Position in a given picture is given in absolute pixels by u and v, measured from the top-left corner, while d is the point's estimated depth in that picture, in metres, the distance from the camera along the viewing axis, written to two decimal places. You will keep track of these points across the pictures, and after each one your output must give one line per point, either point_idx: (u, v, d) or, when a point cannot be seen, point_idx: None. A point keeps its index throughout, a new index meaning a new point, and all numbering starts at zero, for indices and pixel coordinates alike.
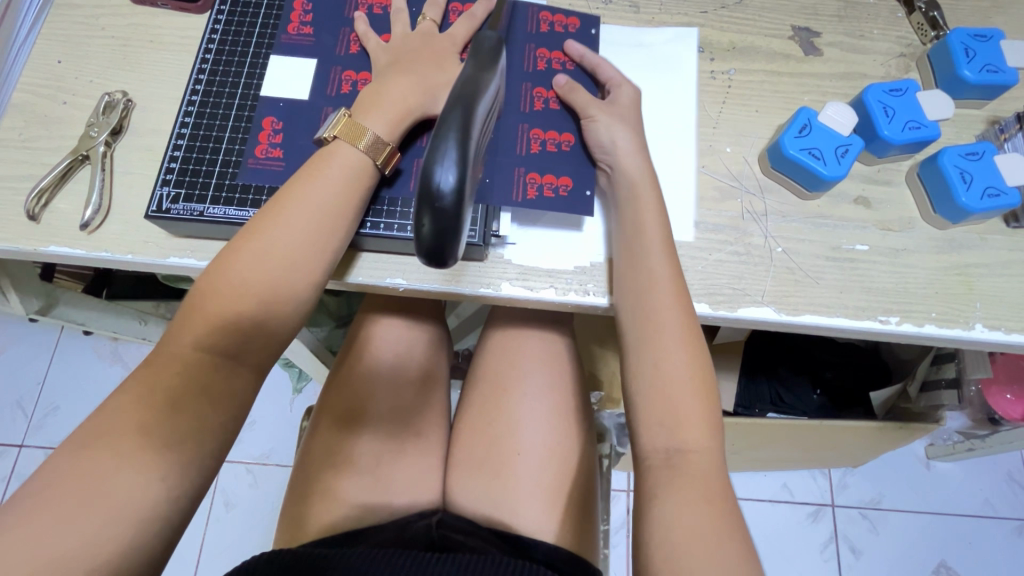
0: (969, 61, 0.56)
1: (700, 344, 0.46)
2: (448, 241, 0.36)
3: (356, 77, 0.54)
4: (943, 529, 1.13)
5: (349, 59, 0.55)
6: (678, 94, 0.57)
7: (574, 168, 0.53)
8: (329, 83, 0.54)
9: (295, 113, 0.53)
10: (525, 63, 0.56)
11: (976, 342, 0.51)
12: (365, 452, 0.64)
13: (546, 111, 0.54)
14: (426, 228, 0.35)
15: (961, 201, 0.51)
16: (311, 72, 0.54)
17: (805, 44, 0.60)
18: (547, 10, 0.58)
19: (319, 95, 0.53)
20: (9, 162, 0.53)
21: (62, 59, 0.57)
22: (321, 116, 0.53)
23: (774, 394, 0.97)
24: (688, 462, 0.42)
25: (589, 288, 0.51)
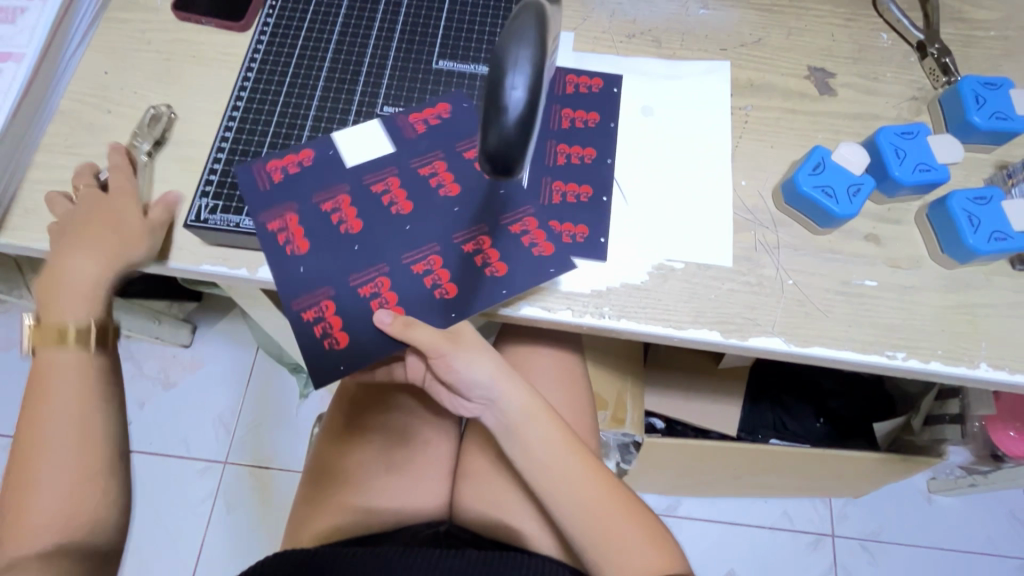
0: (979, 108, 0.58)
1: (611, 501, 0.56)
2: (513, 158, 0.37)
3: (430, 181, 0.54)
4: (942, 564, 1.12)
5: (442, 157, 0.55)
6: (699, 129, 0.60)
7: (590, 216, 0.55)
8: (400, 162, 0.54)
9: (342, 163, 0.54)
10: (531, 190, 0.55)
11: (981, 380, 0.53)
12: (371, 469, 0.66)
13: (494, 229, 0.53)
14: (493, 137, 0.36)
15: (969, 243, 0.53)
16: (397, 139, 0.55)
17: (820, 83, 0.62)
18: (575, 73, 0.61)
19: (379, 166, 0.54)
20: (53, 166, 0.56)
21: (107, 70, 0.60)
22: (366, 184, 0.53)
23: (778, 421, 0.98)
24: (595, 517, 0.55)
25: (604, 310, 0.53)
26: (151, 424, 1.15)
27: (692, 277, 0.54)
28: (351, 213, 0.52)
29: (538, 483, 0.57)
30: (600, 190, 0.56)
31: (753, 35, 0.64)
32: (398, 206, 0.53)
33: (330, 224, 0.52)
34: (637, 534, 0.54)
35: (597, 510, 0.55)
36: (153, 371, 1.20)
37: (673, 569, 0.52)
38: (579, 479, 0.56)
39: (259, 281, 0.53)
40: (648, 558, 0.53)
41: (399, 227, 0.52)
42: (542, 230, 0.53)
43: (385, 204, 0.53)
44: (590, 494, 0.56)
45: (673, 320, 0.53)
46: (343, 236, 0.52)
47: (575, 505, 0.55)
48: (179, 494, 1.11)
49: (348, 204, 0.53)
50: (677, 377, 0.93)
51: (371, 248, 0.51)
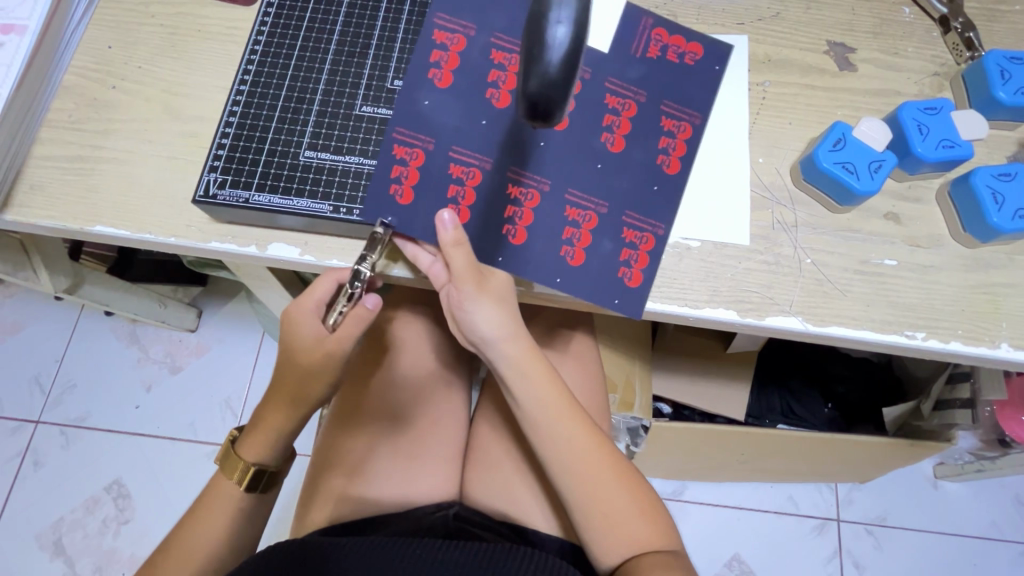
0: (1004, 83, 0.56)
1: (617, 475, 0.55)
2: (555, 102, 0.34)
3: (507, 176, 0.52)
4: (948, 549, 1.13)
5: (526, 156, 0.52)
6: (695, 125, 0.54)
7: (621, 199, 0.53)
8: (481, 141, 0.52)
9: (430, 122, 0.52)
10: (599, 207, 0.52)
11: (1000, 361, 0.52)
12: (381, 457, 0.66)
13: (539, 231, 0.52)
14: (535, 78, 0.34)
15: (992, 221, 0.52)
16: (490, 112, 0.52)
17: (840, 59, 0.61)
18: (661, 29, 0.55)
19: (460, 138, 0.52)
20: (58, 142, 0.55)
21: (111, 44, 0.58)
22: (445, 151, 0.52)
23: (786, 406, 0.97)
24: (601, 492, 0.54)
25: (613, 297, 0.51)
26: (159, 408, 1.16)
27: (708, 255, 0.53)
28: (414, 178, 0.51)
29: (540, 445, 0.57)
30: (651, 175, 0.53)
31: (771, 9, 0.62)
32: (459, 189, 0.51)
33: (388, 178, 0.51)
34: (630, 505, 0.54)
35: (600, 483, 0.55)
36: (160, 355, 1.20)
37: (658, 543, 0.53)
38: (580, 445, 0.56)
39: (268, 258, 0.53)
40: (640, 535, 0.53)
41: (451, 205, 0.51)
42: (587, 249, 0.52)
43: (450, 177, 0.51)
44: (589, 463, 0.55)
45: (689, 299, 0.52)
46: (393, 196, 0.51)
47: (573, 473, 0.55)
48: (186, 476, 1.11)
49: (418, 166, 0.51)
50: (686, 361, 0.92)
51: (413, 209, 0.51)
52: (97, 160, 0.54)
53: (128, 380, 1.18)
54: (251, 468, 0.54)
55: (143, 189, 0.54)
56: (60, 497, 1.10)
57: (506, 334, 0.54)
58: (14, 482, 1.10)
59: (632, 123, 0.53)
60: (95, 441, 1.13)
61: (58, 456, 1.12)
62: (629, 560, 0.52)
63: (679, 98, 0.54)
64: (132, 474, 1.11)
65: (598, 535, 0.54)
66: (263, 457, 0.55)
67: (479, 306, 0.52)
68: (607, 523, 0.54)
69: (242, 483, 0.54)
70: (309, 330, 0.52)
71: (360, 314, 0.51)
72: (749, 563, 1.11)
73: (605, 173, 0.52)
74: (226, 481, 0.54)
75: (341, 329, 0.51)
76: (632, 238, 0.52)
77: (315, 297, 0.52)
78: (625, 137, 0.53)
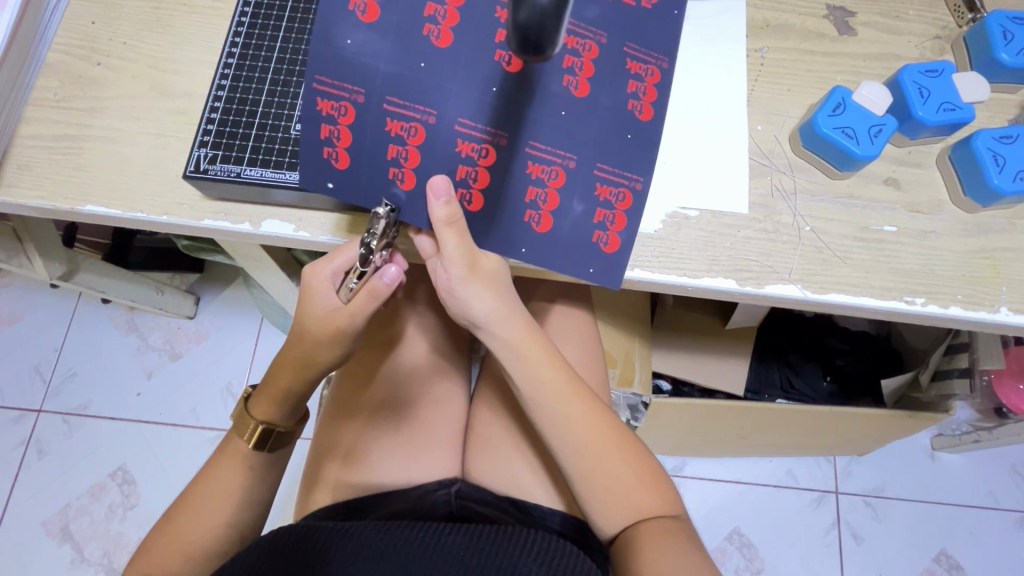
0: (1006, 44, 0.55)
1: (618, 450, 0.55)
2: (547, 31, 0.33)
3: (454, 129, 0.48)
4: (945, 518, 1.14)
5: (474, 104, 0.48)
6: (663, 69, 0.52)
7: (594, 152, 0.51)
8: (422, 88, 0.48)
9: (357, 68, 0.47)
10: (566, 160, 0.50)
11: (999, 325, 0.52)
12: (379, 438, 0.66)
13: (496, 192, 0.49)
14: (524, 9, 0.33)
15: (993, 183, 0.51)
16: (428, 54, 0.48)
17: (839, 23, 0.59)
18: None
19: (393, 87, 0.48)
20: (45, 121, 0.54)
21: (94, 19, 0.57)
22: (379, 104, 0.48)
23: (786, 380, 0.97)
24: (600, 467, 0.54)
25: (591, 266, 0.51)
26: (160, 394, 1.16)
27: (706, 224, 0.53)
28: (347, 138, 0.48)
29: (540, 422, 0.56)
30: (623, 125, 0.51)
31: None
32: (401, 150, 0.48)
33: (319, 138, 0.48)
34: (632, 476, 0.54)
35: (599, 459, 0.54)
36: (159, 343, 1.19)
37: (660, 510, 0.53)
38: (581, 422, 0.55)
39: (262, 235, 0.53)
40: (641, 504, 0.53)
41: (394, 168, 0.48)
42: (554, 212, 0.50)
43: (389, 135, 0.48)
44: (590, 438, 0.55)
45: (687, 269, 0.52)
46: (328, 160, 0.48)
47: (574, 449, 0.55)
48: (190, 460, 1.12)
49: (349, 123, 0.47)
50: (686, 337, 0.92)
51: (352, 173, 0.48)
52: (86, 139, 0.54)
53: (128, 367, 1.18)
54: (260, 426, 0.55)
55: (132, 167, 0.53)
56: (65, 485, 1.10)
57: (501, 317, 0.54)
58: (18, 470, 1.11)
59: (595, 65, 0.51)
60: (98, 428, 1.13)
61: (61, 444, 1.12)
62: (627, 531, 0.52)
63: (641, 39, 0.52)
64: (136, 460, 1.12)
65: (600, 509, 0.54)
66: (272, 416, 0.56)
67: (471, 289, 0.51)
68: (607, 496, 0.53)
69: (251, 442, 0.55)
70: (326, 300, 0.51)
71: (376, 288, 0.50)
72: (749, 536, 1.13)
73: (570, 121, 0.50)
74: (237, 438, 0.55)
75: (356, 301, 0.51)
76: (606, 196, 0.51)
77: (332, 265, 0.51)
78: (589, 80, 0.50)
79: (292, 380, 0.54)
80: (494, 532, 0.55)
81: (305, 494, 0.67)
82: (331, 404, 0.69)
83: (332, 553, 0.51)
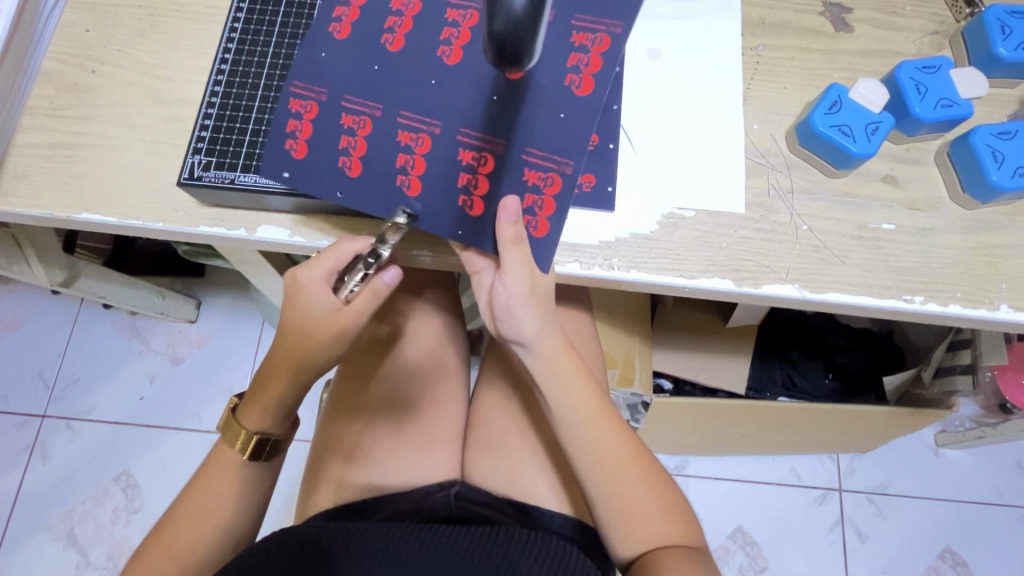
0: (1005, 39, 0.55)
1: (632, 457, 0.55)
2: (523, 44, 0.33)
3: (396, 121, 0.50)
4: (950, 515, 1.13)
5: (415, 97, 0.50)
6: (615, 36, 0.49)
7: (536, 133, 0.49)
8: (376, 87, 0.50)
9: (325, 73, 0.51)
10: (494, 146, 0.49)
11: (1000, 322, 0.52)
12: (379, 442, 0.66)
13: (432, 178, 0.49)
14: (500, 22, 0.33)
15: (992, 180, 0.51)
16: (383, 57, 0.51)
17: (836, 20, 0.59)
18: None
19: (351, 87, 0.51)
20: (40, 130, 0.54)
21: (88, 27, 0.57)
22: (338, 102, 0.51)
23: (787, 378, 0.97)
24: (614, 475, 0.54)
25: (555, 256, 0.52)
26: (162, 398, 1.17)
27: (703, 225, 0.53)
28: (308, 132, 0.50)
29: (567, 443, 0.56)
30: (561, 105, 0.49)
31: None
32: (351, 141, 0.50)
33: (284, 133, 0.50)
34: (653, 500, 0.54)
35: (612, 465, 0.54)
36: (161, 347, 1.20)
37: (680, 533, 0.53)
38: (607, 444, 0.55)
39: (258, 241, 0.53)
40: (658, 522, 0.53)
41: (343, 158, 0.50)
42: (485, 196, 0.49)
43: (342, 128, 0.50)
44: (606, 445, 0.55)
45: (683, 270, 0.52)
46: (288, 151, 0.50)
47: (600, 472, 0.54)
48: (192, 464, 1.12)
49: (313, 118, 0.50)
50: (686, 336, 0.92)
51: (306, 163, 0.50)
52: (80, 147, 0.54)
53: (130, 372, 1.18)
54: (254, 437, 0.55)
55: (127, 175, 0.53)
56: (69, 490, 1.11)
57: (519, 325, 0.53)
58: (23, 475, 1.11)
59: (602, 57, 0.49)
60: (101, 433, 1.14)
61: (65, 450, 1.13)
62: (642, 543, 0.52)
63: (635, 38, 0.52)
64: (139, 464, 1.12)
65: (614, 518, 0.54)
66: (264, 426, 0.56)
67: (524, 308, 0.51)
68: (616, 504, 0.54)
69: (246, 452, 0.55)
70: (321, 300, 0.50)
71: (378, 289, 0.51)
72: (752, 534, 1.12)
73: (501, 104, 0.49)
74: (228, 448, 0.55)
75: (358, 303, 0.51)
76: (535, 180, 0.49)
77: (327, 264, 0.50)
78: (593, 76, 0.49)
79: (292, 384, 0.54)
80: (494, 533, 0.54)
81: (307, 498, 0.67)
82: (332, 408, 0.69)
83: (332, 554, 0.51)
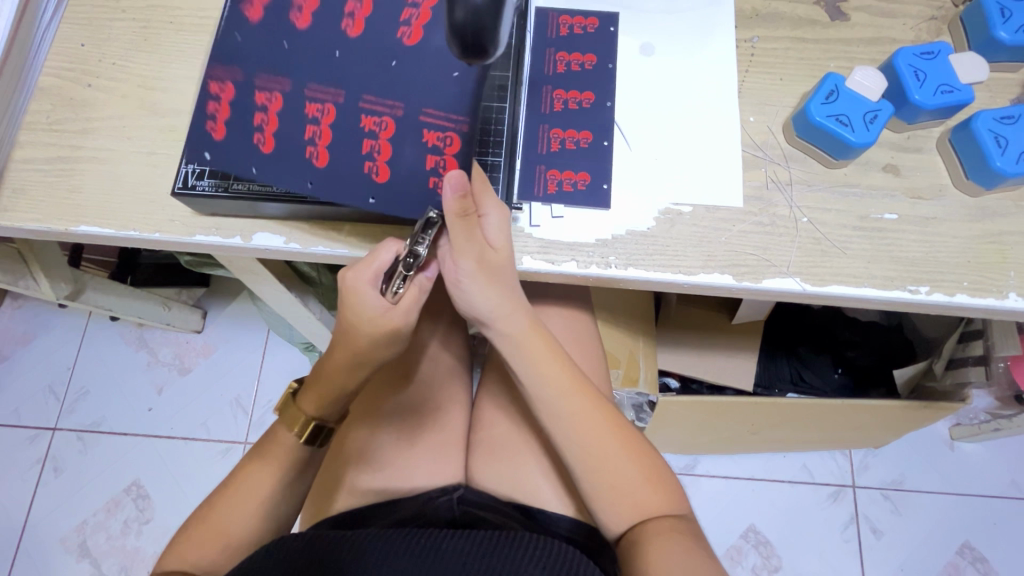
0: (1005, 22, 0.54)
1: (622, 438, 0.54)
2: (482, 35, 0.36)
3: (304, 94, 0.49)
4: (967, 510, 1.11)
5: (323, 71, 0.49)
6: None
7: (437, 93, 0.48)
8: (288, 65, 0.49)
9: (238, 55, 0.50)
10: (395, 110, 0.48)
11: (1009, 311, 0.50)
12: (380, 449, 0.66)
13: (339, 149, 0.48)
14: (460, 12, 0.36)
15: (995, 166, 0.50)
16: (291, 35, 0.49)
17: (831, 9, 0.58)
18: (566, 14, 0.57)
19: (264, 65, 0.50)
20: (38, 146, 0.54)
21: (84, 42, 0.58)
22: (251, 80, 0.50)
23: (795, 374, 0.96)
24: (602, 461, 0.53)
25: (554, 256, 0.52)
26: (171, 409, 1.17)
27: (700, 220, 0.52)
28: (226, 112, 0.50)
29: (550, 431, 0.55)
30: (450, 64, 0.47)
31: None
32: (263, 116, 0.49)
33: (205, 113, 0.50)
34: (637, 477, 0.53)
35: (598, 450, 0.53)
36: (168, 357, 1.21)
37: (666, 508, 0.52)
38: (588, 425, 0.54)
39: (254, 249, 0.53)
40: (649, 501, 0.52)
41: (256, 133, 0.49)
42: (390, 161, 0.48)
43: (254, 105, 0.49)
44: (593, 432, 0.54)
45: (682, 266, 0.51)
46: (207, 132, 0.49)
47: (582, 451, 0.54)
48: (201, 473, 1.13)
49: (228, 98, 0.50)
50: (690, 333, 0.91)
51: (225, 142, 0.49)
52: (78, 160, 0.54)
53: (138, 384, 1.19)
54: (311, 421, 0.55)
55: (124, 187, 0.53)
56: (81, 502, 1.12)
57: (505, 311, 0.53)
58: (35, 489, 1.12)
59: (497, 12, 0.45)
60: (110, 444, 1.15)
61: (76, 462, 1.14)
62: (633, 528, 0.51)
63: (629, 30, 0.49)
64: (148, 475, 1.13)
65: (606, 499, 0.52)
66: (321, 413, 0.56)
67: (478, 284, 0.51)
68: (602, 487, 0.53)
69: (302, 436, 0.55)
70: (371, 301, 0.50)
71: (422, 284, 0.52)
72: (765, 533, 1.11)
73: (401, 70, 0.48)
74: (284, 432, 0.56)
75: (404, 301, 0.51)
76: (435, 141, 0.48)
77: (372, 267, 0.49)
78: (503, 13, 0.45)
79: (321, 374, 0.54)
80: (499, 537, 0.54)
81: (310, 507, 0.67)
82: None
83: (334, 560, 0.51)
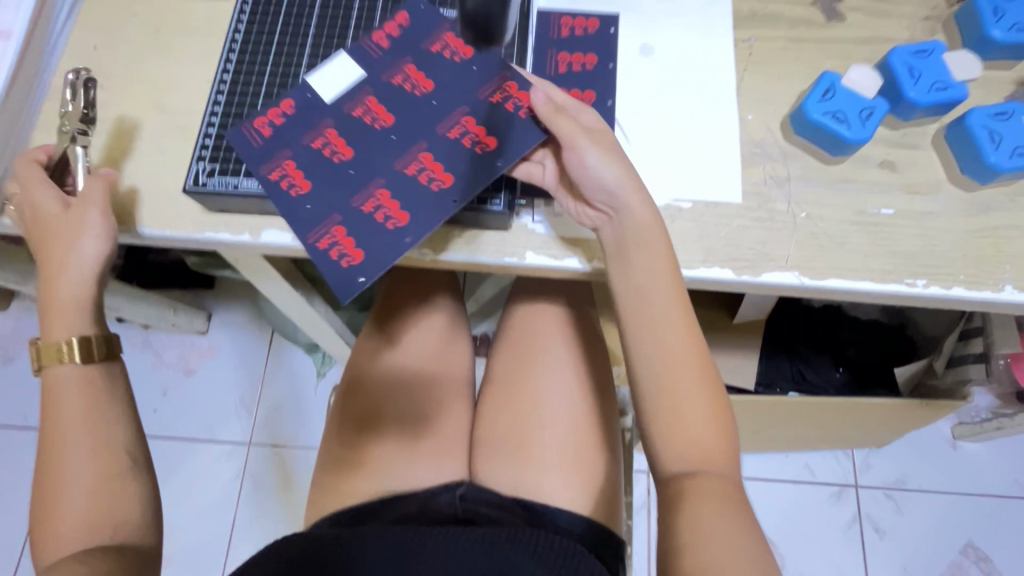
0: (997, 21, 0.55)
1: (697, 359, 0.48)
2: (493, 22, 0.37)
3: (363, 195, 0.51)
4: (970, 508, 1.11)
5: (362, 177, 0.51)
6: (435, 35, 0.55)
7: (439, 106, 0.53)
8: (334, 190, 0.51)
9: (292, 204, 0.51)
10: (422, 146, 0.52)
11: (1005, 304, 0.51)
12: (384, 447, 0.67)
13: (414, 206, 0.50)
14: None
15: (989, 161, 0.51)
16: (320, 175, 0.51)
17: (827, 9, 0.59)
18: (568, 15, 0.58)
19: (315, 197, 0.51)
20: (50, 146, 0.56)
21: (96, 45, 0.59)
22: (318, 218, 0.50)
23: (796, 372, 0.96)
24: (675, 382, 0.47)
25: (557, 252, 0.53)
26: (175, 410, 1.18)
27: (700, 216, 0.53)
28: (314, 244, 0.50)
29: (634, 354, 0.49)
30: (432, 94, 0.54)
31: None
32: (343, 226, 0.50)
33: (306, 252, 0.50)
34: (703, 413, 0.47)
35: (678, 362, 0.47)
36: (173, 358, 1.22)
37: (719, 461, 0.46)
38: (682, 338, 0.48)
39: (261, 245, 0.54)
40: (704, 437, 0.46)
41: (347, 240, 0.50)
42: (446, 172, 0.51)
43: (334, 228, 0.50)
44: (678, 342, 0.48)
45: (682, 261, 0.52)
46: (315, 257, 0.50)
47: (665, 366, 0.47)
48: (206, 473, 1.14)
49: (308, 233, 0.50)
50: None
51: (334, 264, 0.49)
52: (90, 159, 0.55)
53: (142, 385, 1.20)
54: None
55: (134, 186, 0.54)
56: None
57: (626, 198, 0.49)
58: None
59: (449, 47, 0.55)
60: None
61: None
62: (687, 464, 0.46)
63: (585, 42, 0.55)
64: None
65: (676, 417, 0.47)
66: None
67: (600, 157, 0.48)
68: (670, 404, 0.47)
69: None
70: None
71: None
72: (768, 533, 1.11)
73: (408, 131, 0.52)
74: None
75: None
76: (459, 136, 0.52)
77: None
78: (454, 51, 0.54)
79: None
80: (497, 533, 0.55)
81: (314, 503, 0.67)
82: (337, 421, 0.69)
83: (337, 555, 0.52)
